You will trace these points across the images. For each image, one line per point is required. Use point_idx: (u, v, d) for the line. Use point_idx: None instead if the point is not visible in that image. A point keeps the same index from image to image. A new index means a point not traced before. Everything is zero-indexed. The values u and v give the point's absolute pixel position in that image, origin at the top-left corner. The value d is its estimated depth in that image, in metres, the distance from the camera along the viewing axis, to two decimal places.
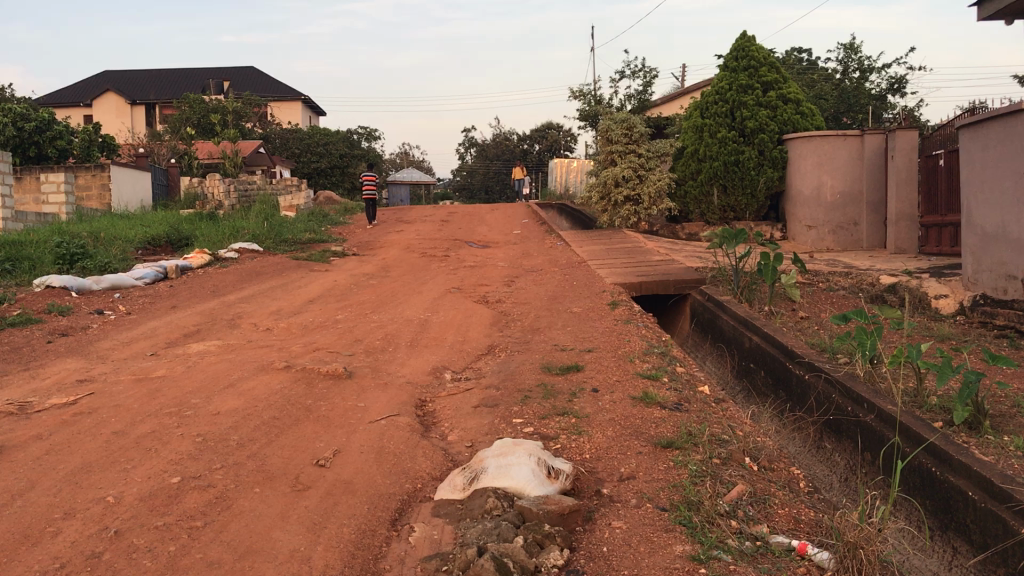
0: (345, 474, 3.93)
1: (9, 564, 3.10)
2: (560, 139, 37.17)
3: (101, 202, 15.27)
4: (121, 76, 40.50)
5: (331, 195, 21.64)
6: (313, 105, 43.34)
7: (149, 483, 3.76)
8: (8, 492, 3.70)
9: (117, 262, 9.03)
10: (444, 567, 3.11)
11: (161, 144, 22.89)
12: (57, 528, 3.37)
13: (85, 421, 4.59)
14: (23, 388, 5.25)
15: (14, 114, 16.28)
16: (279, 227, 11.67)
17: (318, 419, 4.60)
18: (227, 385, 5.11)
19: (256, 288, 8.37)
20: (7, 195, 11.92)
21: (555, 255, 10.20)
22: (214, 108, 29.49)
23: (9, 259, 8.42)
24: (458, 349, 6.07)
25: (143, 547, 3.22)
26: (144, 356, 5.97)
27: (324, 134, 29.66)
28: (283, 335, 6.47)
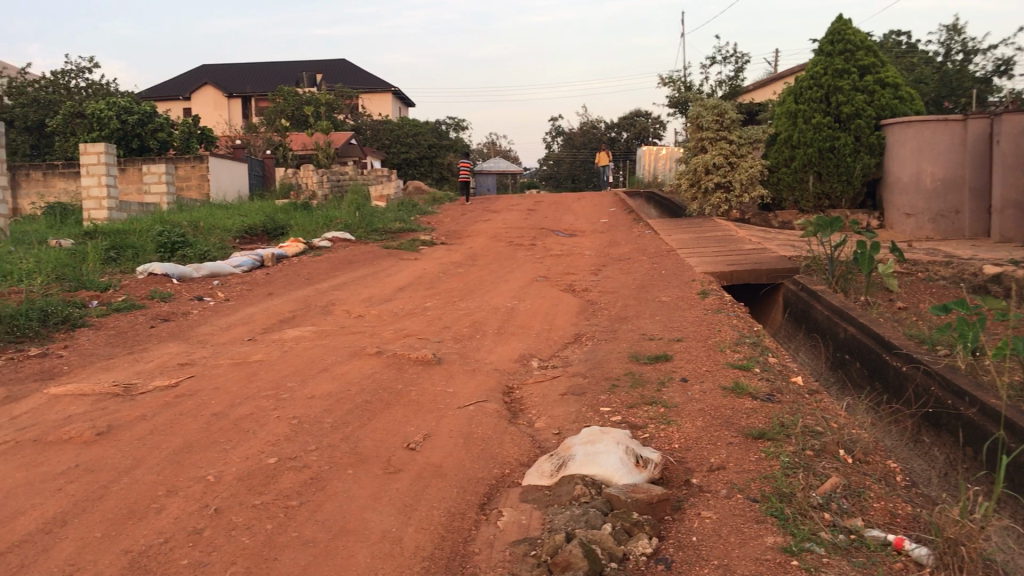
0: (435, 458, 3.99)
1: (117, 538, 3.36)
2: (648, 127, 36.90)
3: (200, 191, 15.71)
4: (221, 69, 41.83)
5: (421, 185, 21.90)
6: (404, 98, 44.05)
7: (248, 463, 3.92)
8: (116, 469, 3.99)
9: (216, 250, 9.34)
10: (532, 552, 3.17)
11: (257, 136, 23.47)
12: (161, 505, 3.61)
13: (186, 402, 4.82)
14: (128, 370, 5.54)
15: (118, 107, 16.89)
16: (370, 217, 11.86)
17: (408, 403, 4.67)
18: (321, 369, 5.25)
19: (348, 276, 8.53)
20: (112, 185, 12.36)
21: (644, 243, 10.13)
22: (307, 100, 29.78)
23: (114, 247, 8.80)
24: (545, 337, 6.09)
25: (242, 525, 3.39)
26: (242, 340, 6.18)
27: (413, 126, 30.10)
28: (374, 321, 6.60)
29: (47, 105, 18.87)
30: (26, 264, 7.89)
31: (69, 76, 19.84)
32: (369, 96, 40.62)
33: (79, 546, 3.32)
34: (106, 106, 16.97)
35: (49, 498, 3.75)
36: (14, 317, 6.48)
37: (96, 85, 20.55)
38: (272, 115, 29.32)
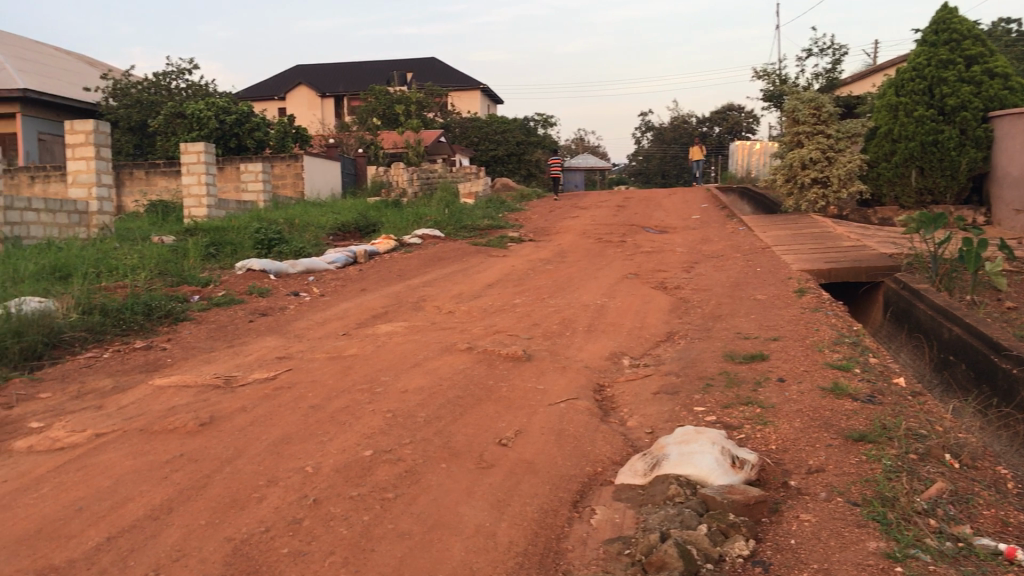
0: (527, 454, 4.00)
1: (221, 525, 3.48)
2: (741, 121, 36.25)
3: (295, 190, 16.08)
4: (314, 69, 42.79)
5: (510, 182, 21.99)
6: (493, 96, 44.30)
7: (345, 455, 4.01)
8: (219, 459, 4.12)
9: (310, 246, 9.57)
10: (626, 551, 3.15)
11: (350, 134, 23.91)
12: (262, 495, 3.71)
13: (284, 395, 4.95)
14: (229, 364, 5.73)
15: (216, 107, 17.46)
16: (459, 214, 11.97)
17: (500, 399, 4.69)
18: (414, 364, 5.32)
19: (438, 272, 8.62)
20: (211, 184, 12.76)
21: (737, 240, 9.96)
22: (399, 99, 29.93)
23: (214, 243, 9.11)
24: (636, 335, 6.05)
25: (340, 516, 3.47)
26: (337, 335, 6.32)
27: (502, 122, 30.26)
28: (464, 318, 6.65)
29: (149, 106, 19.57)
30: (132, 260, 8.23)
31: (171, 77, 20.54)
32: (459, 94, 40.98)
33: (185, 532, 3.45)
34: (205, 106, 17.52)
35: (156, 485, 3.90)
36: (121, 310, 6.79)
37: (196, 85, 21.22)
38: (365, 114, 29.85)
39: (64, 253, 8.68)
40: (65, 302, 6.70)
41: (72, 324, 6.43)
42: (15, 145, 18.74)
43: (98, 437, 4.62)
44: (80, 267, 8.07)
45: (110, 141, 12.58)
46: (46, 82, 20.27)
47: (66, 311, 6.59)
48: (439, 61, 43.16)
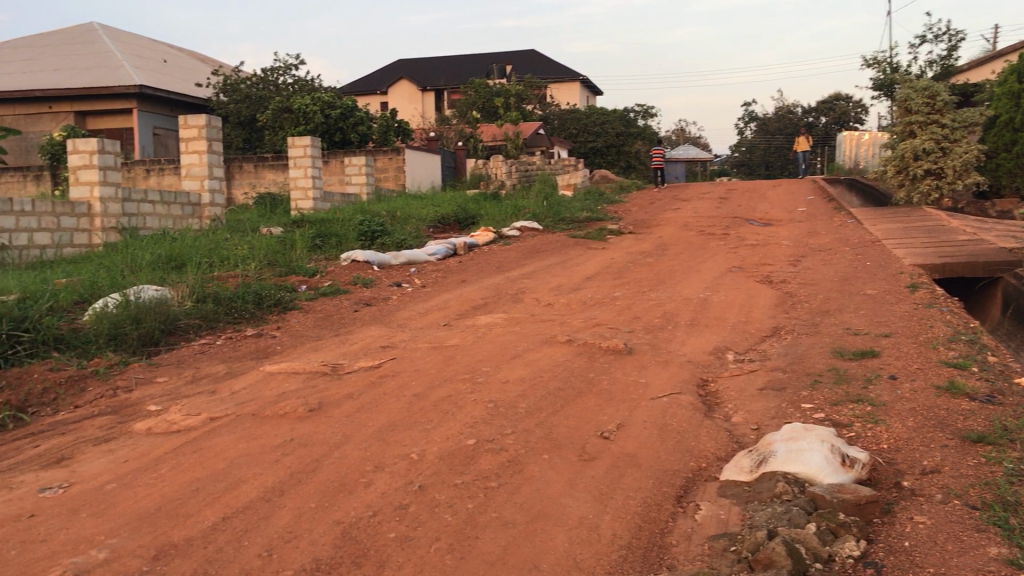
0: (629, 447, 3.99)
1: (330, 509, 3.58)
2: (849, 111, 35.18)
3: (396, 182, 16.34)
4: (415, 64, 43.43)
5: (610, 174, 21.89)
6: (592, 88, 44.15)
7: (448, 443, 4.08)
8: (327, 444, 4.25)
9: (412, 238, 9.74)
10: (732, 547, 3.12)
11: (450, 127, 24.17)
12: (369, 480, 3.80)
13: (388, 383, 5.07)
14: (335, 351, 5.88)
15: (321, 102, 17.94)
16: (558, 206, 11.99)
17: (601, 392, 4.69)
18: (515, 355, 5.36)
19: (538, 264, 8.66)
20: (316, 177, 13.09)
21: (845, 234, 9.69)
22: (497, 92, 30.37)
23: (320, 234, 9.37)
24: (741, 329, 5.96)
25: (445, 503, 3.53)
26: (438, 325, 6.41)
27: (601, 114, 30.11)
28: (564, 310, 6.66)
29: (258, 101, 20.15)
30: (242, 251, 8.51)
31: (278, 73, 21.08)
32: (558, 86, 40.92)
33: (296, 514, 3.56)
34: (311, 101, 18.04)
35: (268, 468, 4.04)
36: (232, 299, 7.04)
37: (302, 80, 21.72)
38: (465, 107, 30.15)
39: (179, 243, 9.04)
40: (180, 290, 6.97)
41: (187, 312, 6.70)
42: (132, 139, 19.57)
43: (212, 421, 4.80)
44: (194, 256, 8.38)
45: (222, 136, 12.93)
46: (162, 78, 21.08)
47: (181, 299, 6.86)
48: (538, 54, 43.23)
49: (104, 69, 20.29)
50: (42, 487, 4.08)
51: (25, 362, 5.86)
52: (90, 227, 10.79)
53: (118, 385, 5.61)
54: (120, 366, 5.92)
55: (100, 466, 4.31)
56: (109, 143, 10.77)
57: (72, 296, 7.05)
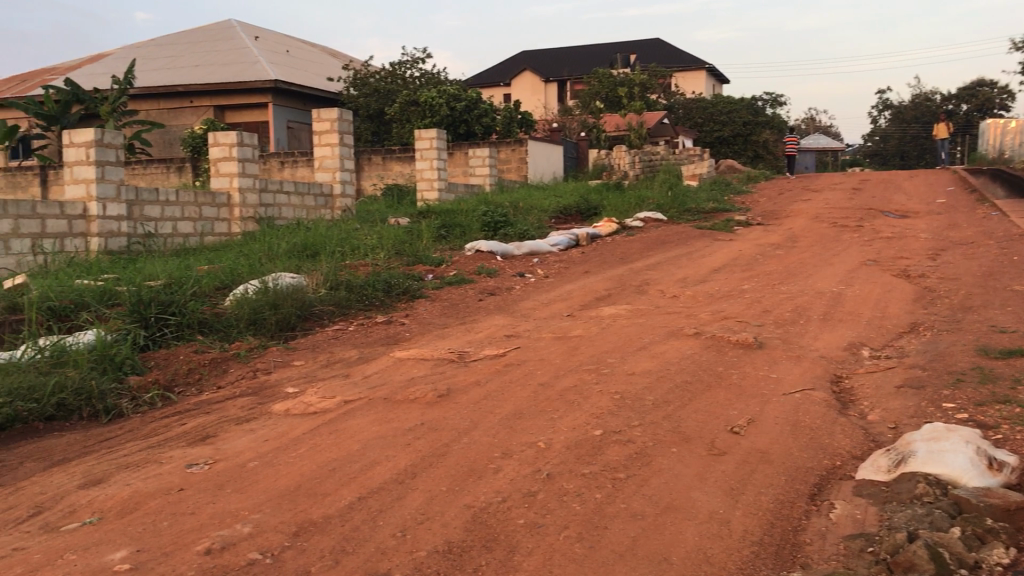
0: (760, 443, 3.93)
1: (461, 493, 3.67)
2: (994, 97, 33.37)
3: (519, 174, 16.45)
4: (539, 55, 43.65)
5: (736, 164, 21.46)
6: (718, 76, 43.34)
7: (575, 433, 4.11)
8: (456, 430, 4.34)
9: (535, 229, 9.81)
10: (870, 548, 3.04)
11: (573, 118, 24.18)
12: (498, 466, 3.87)
13: (515, 371, 5.14)
14: (461, 339, 6.01)
15: (447, 95, 18.20)
16: (683, 197, 11.85)
17: (730, 386, 4.63)
18: (641, 347, 5.34)
19: (662, 256, 8.58)
20: (441, 168, 13.32)
21: (989, 226, 9.22)
22: (621, 82, 30.23)
23: (445, 225, 9.58)
24: (876, 325, 5.77)
25: (573, 492, 3.56)
26: (562, 315, 6.45)
27: (727, 102, 29.52)
28: (690, 302, 6.60)
29: (386, 95, 20.61)
30: (371, 240, 8.76)
31: (405, 66, 21.49)
32: (682, 75, 40.34)
33: (428, 497, 3.66)
34: (437, 94, 18.32)
35: (400, 451, 4.16)
36: (364, 287, 7.27)
37: (428, 73, 22.08)
38: (588, 97, 30.11)
39: (312, 232, 9.38)
40: (315, 278, 7.24)
41: (321, 299, 6.95)
42: (267, 132, 20.34)
43: (346, 404, 4.97)
44: (327, 246, 8.68)
45: (352, 128, 13.30)
46: (295, 73, 21.81)
47: (315, 287, 7.12)
48: (662, 43, 42.77)
49: (241, 65, 21.14)
50: (191, 463, 4.33)
51: (172, 344, 6.22)
52: (229, 216, 11.32)
53: (257, 368, 5.88)
54: (259, 349, 6.20)
55: (242, 444, 4.53)
56: (248, 137, 11.24)
57: (215, 282, 7.42)
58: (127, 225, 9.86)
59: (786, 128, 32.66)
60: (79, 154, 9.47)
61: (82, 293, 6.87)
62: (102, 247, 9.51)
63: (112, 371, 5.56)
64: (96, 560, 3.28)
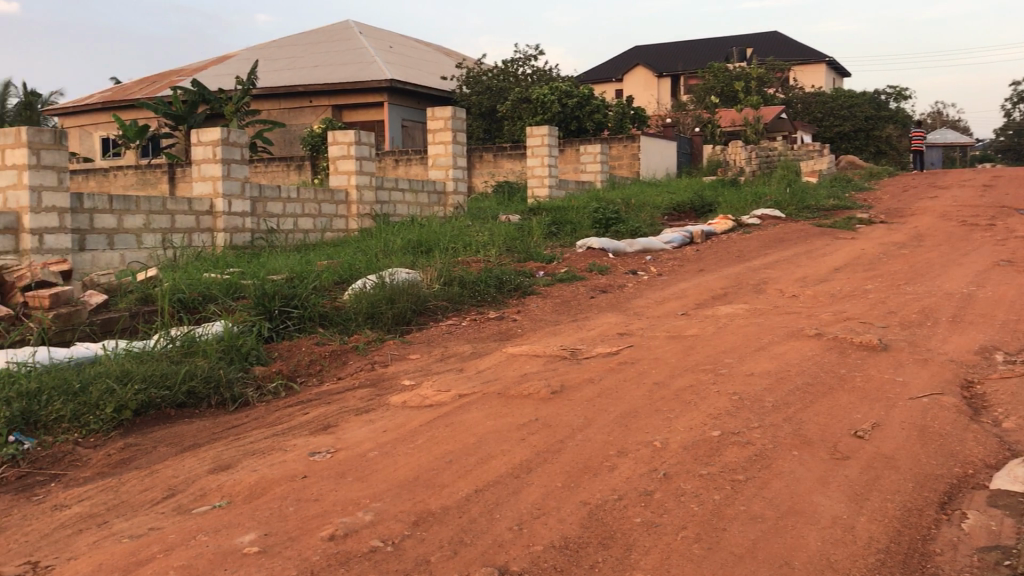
0: (886, 448, 3.81)
1: (577, 490, 3.68)
2: None
3: (631, 170, 16.35)
4: (652, 50, 43.31)
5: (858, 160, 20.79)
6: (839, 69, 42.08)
7: (692, 434, 4.07)
8: (570, 427, 4.36)
9: (647, 227, 9.74)
10: (1007, 562, 2.92)
11: (688, 114, 23.88)
12: (613, 464, 3.87)
13: (629, 369, 5.12)
14: (574, 336, 6.03)
15: (559, 91, 18.27)
16: (802, 194, 11.57)
17: (853, 389, 4.50)
18: (759, 347, 5.24)
19: (780, 254, 8.40)
20: (552, 165, 13.37)
21: None
22: (737, 76, 29.70)
23: (556, 223, 9.63)
24: (1011, 329, 5.50)
25: (691, 492, 3.53)
26: (677, 314, 6.39)
27: (848, 97, 28.66)
28: (809, 302, 6.44)
29: (498, 92, 20.82)
30: (484, 236, 8.87)
31: (518, 64, 21.63)
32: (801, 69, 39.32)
33: (544, 492, 3.69)
34: (549, 90, 18.44)
35: (516, 446, 4.21)
36: (476, 283, 7.38)
37: (540, 70, 22.16)
38: (703, 92, 29.70)
39: (426, 229, 9.55)
40: (429, 274, 7.38)
41: (435, 294, 7.08)
42: (382, 131, 20.80)
43: (461, 397, 5.06)
44: (440, 242, 8.83)
45: (466, 126, 13.47)
46: (409, 72, 22.23)
47: (430, 282, 7.26)
48: (780, 36, 41.80)
49: (358, 66, 21.67)
50: (313, 451, 4.48)
51: (294, 336, 6.44)
52: (347, 213, 11.66)
53: (375, 360, 6.04)
54: (377, 342, 6.35)
55: (362, 434, 4.66)
56: (365, 135, 11.52)
57: (334, 277, 7.65)
58: (251, 221, 10.25)
59: (910, 122, 31.45)
60: (206, 152, 9.88)
61: (210, 287, 7.19)
62: (227, 242, 9.93)
63: (238, 361, 5.79)
64: (227, 541, 3.43)
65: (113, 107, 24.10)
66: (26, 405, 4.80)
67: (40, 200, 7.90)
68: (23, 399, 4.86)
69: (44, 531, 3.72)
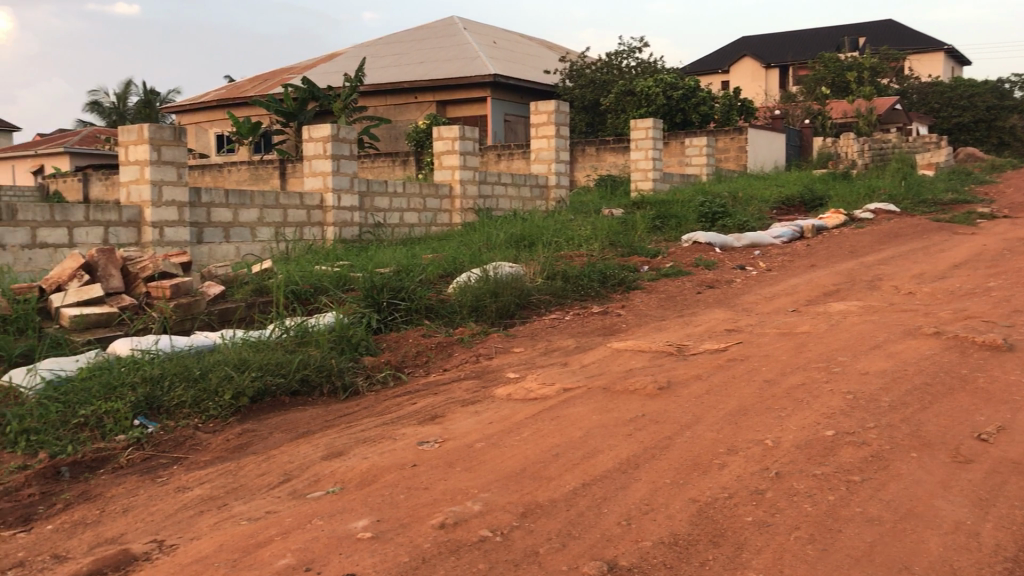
0: (1013, 453, 3.66)
1: (686, 487, 3.65)
2: None
3: (738, 163, 16.04)
4: (760, 41, 42.40)
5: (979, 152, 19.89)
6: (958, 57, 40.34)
7: (805, 433, 3.99)
8: (678, 423, 4.32)
9: (755, 221, 9.56)
10: None
11: (797, 105, 23.22)
12: (723, 462, 3.83)
13: (738, 366, 5.05)
14: (681, 332, 5.97)
15: (664, 84, 18.16)
16: (918, 188, 11.16)
17: (977, 390, 4.33)
18: (874, 346, 5.09)
19: (896, 250, 8.12)
20: (657, 158, 13.25)
21: None
22: (850, 66, 28.77)
23: (661, 216, 9.54)
24: None
25: (804, 492, 3.47)
26: (787, 311, 6.25)
27: (969, 86, 27.45)
28: (927, 300, 6.21)
29: (602, 85, 20.72)
30: (587, 231, 8.87)
31: (622, 56, 21.47)
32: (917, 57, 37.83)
33: (652, 488, 3.68)
34: (654, 83, 18.34)
35: (623, 441, 4.20)
36: (580, 277, 7.38)
37: (644, 62, 21.95)
38: (813, 83, 28.89)
39: (529, 223, 9.60)
40: (533, 268, 7.43)
41: (538, 288, 7.13)
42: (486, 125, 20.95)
43: (566, 391, 5.08)
44: (543, 237, 8.87)
45: (569, 119, 13.44)
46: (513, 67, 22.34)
47: (533, 276, 7.31)
48: (895, 24, 40.34)
49: (462, 61, 21.89)
50: (421, 441, 4.56)
51: (401, 328, 6.57)
52: (451, 208, 11.80)
53: (480, 353, 6.11)
54: (481, 335, 6.43)
55: (469, 425, 4.73)
56: (469, 130, 11.65)
57: (439, 270, 7.76)
58: (359, 216, 10.49)
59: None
60: (317, 148, 10.15)
61: (321, 279, 7.40)
62: (337, 236, 10.19)
63: (349, 352, 5.95)
64: (341, 526, 3.53)
65: (228, 104, 24.98)
66: (149, 391, 5.03)
67: (161, 194, 8.27)
68: (147, 384, 5.09)
69: (169, 511, 3.90)
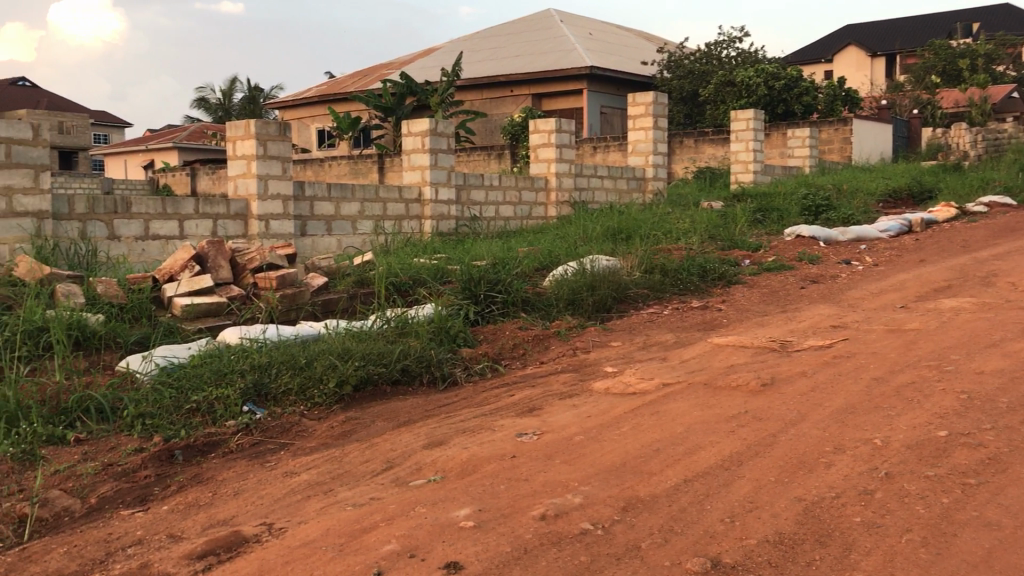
0: None
1: (791, 486, 3.59)
2: None
3: (842, 155, 15.60)
4: (865, 30, 41.12)
5: None
6: None
7: (917, 433, 3.88)
8: (783, 420, 4.26)
9: (861, 214, 9.30)
10: None
11: (905, 95, 22.24)
12: (830, 461, 3.75)
13: (844, 363, 4.93)
14: (784, 328, 5.87)
15: (766, 74, 17.71)
16: None
17: None
18: (990, 345, 4.90)
19: (1012, 244, 7.79)
20: (758, 150, 13.02)
21: None
22: (962, 53, 27.61)
23: (762, 210, 9.39)
24: None
25: (916, 493, 3.37)
26: (895, 307, 6.07)
27: None
28: None
29: (700, 76, 20.42)
30: (685, 223, 8.78)
31: (721, 46, 21.10)
32: None
33: (756, 485, 3.63)
34: (755, 73, 17.95)
35: (725, 438, 4.16)
36: (678, 271, 7.32)
37: (744, 52, 21.53)
38: (922, 71, 27.82)
39: (626, 216, 9.56)
40: (630, 261, 7.40)
41: (635, 281, 7.10)
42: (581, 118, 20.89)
43: (666, 386, 5.05)
44: (641, 229, 8.82)
45: (667, 111, 13.31)
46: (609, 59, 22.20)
47: (630, 269, 7.28)
48: (1011, 9, 38.59)
49: (558, 54, 21.88)
50: (520, 433, 4.61)
51: (498, 320, 6.62)
52: (546, 200, 11.85)
53: (578, 346, 6.12)
54: (578, 329, 6.44)
55: (568, 418, 4.75)
56: (565, 123, 11.66)
57: (535, 264, 7.79)
58: (456, 209, 10.62)
59: None
60: (415, 142, 10.31)
61: (420, 271, 7.52)
62: (434, 229, 10.34)
63: (448, 342, 6.04)
64: (443, 515, 3.60)
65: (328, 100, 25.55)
66: (257, 378, 5.22)
67: (266, 188, 8.54)
68: (256, 372, 5.28)
69: (278, 495, 4.03)
